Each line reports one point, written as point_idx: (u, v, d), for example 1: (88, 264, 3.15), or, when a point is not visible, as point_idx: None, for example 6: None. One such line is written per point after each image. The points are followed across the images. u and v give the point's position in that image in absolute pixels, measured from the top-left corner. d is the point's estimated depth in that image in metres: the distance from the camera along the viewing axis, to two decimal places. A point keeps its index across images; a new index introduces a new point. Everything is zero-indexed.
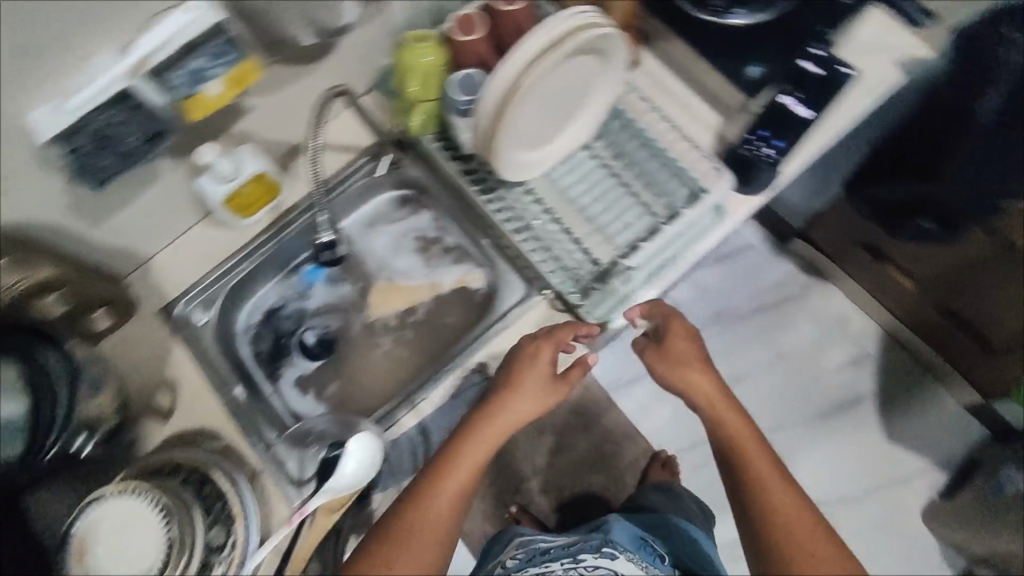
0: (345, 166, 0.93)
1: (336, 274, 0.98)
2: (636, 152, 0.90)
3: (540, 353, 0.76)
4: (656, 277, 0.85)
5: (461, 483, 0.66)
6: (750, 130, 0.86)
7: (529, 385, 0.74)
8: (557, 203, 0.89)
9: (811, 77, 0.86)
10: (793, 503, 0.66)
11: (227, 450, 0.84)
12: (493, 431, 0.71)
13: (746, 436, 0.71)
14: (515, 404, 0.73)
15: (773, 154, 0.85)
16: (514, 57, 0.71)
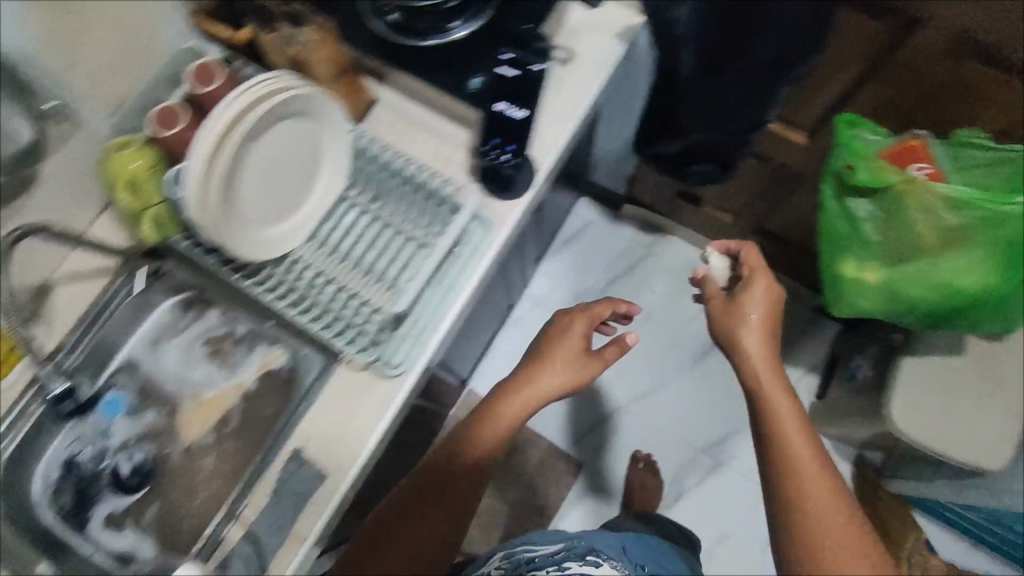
0: (104, 296, 0.91)
1: (135, 404, 0.92)
2: (391, 189, 0.88)
3: (569, 324, 0.84)
4: (445, 307, 0.86)
5: (478, 457, 0.77)
6: (483, 142, 0.87)
7: (562, 355, 0.82)
8: (329, 266, 0.87)
9: (510, 80, 0.87)
10: (841, 501, 0.63)
11: None
12: (523, 399, 0.80)
13: (790, 424, 0.68)
14: (544, 376, 0.81)
15: (510, 157, 0.87)
16: (203, 133, 0.68)
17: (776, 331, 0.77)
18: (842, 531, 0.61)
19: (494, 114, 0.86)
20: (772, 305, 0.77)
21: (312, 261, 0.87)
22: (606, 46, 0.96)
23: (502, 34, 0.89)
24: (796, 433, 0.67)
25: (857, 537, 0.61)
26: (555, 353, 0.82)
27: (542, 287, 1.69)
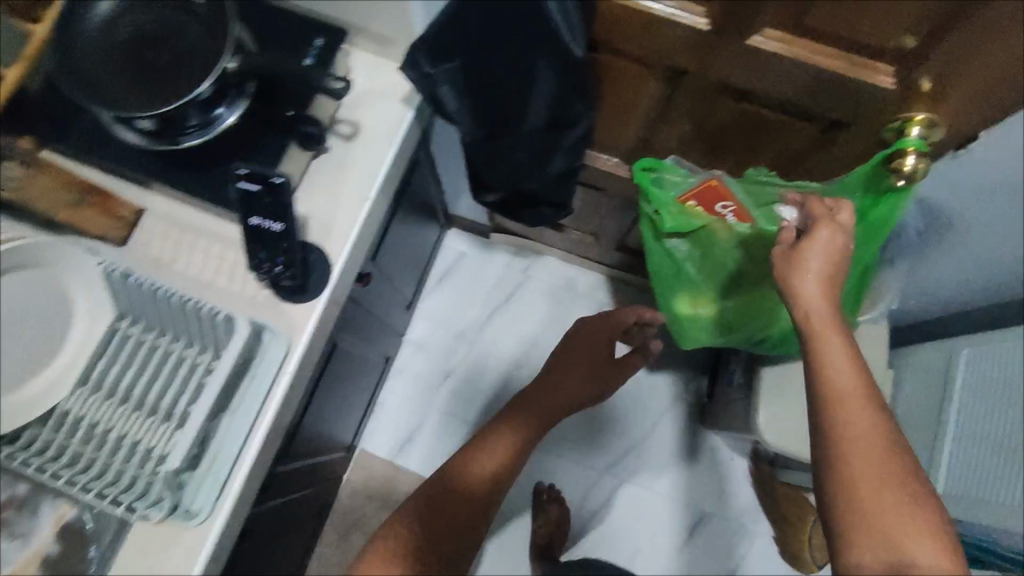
0: None
1: None
2: (165, 316, 0.79)
3: (591, 328, 1.12)
4: (246, 434, 0.80)
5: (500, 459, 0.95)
6: (252, 257, 0.79)
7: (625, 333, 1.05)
8: (102, 413, 0.77)
9: (254, 196, 0.77)
10: (879, 445, 0.60)
11: None
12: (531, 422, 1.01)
13: (837, 359, 0.64)
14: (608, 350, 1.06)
15: (282, 267, 0.78)
16: None
17: (838, 283, 0.70)
18: (871, 462, 0.59)
19: (253, 228, 0.78)
20: (836, 250, 0.70)
21: (82, 412, 0.76)
22: (394, 115, 0.88)
23: (257, 140, 0.83)
24: (844, 362, 0.64)
25: (884, 499, 0.58)
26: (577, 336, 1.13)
27: (421, 331, 1.63)
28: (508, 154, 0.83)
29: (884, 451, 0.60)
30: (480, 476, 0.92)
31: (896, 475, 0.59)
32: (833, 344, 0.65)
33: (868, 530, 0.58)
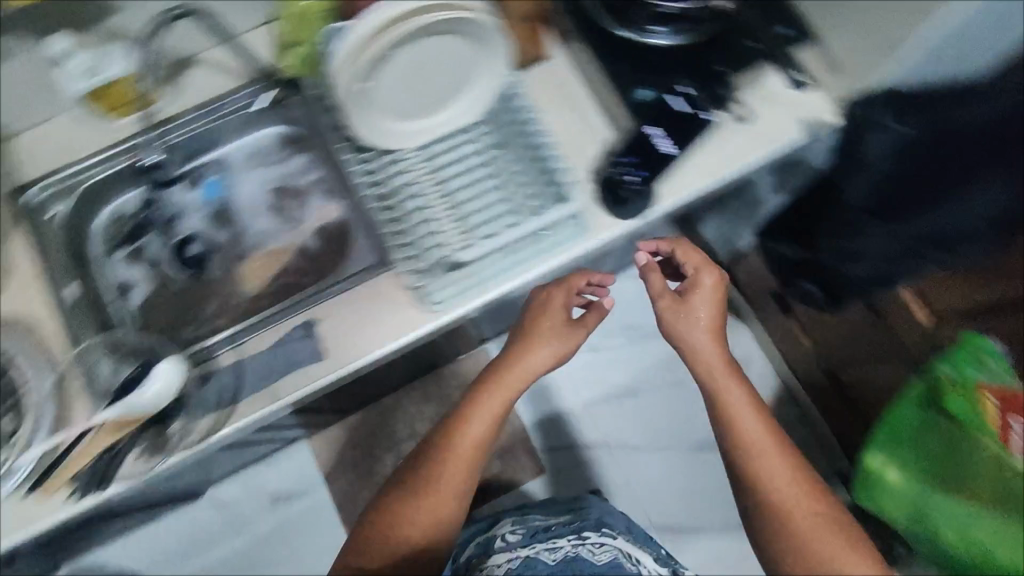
0: (220, 99, 0.92)
1: (221, 206, 0.97)
2: (516, 151, 0.88)
3: (551, 298, 0.83)
4: (505, 276, 0.83)
5: (475, 436, 0.77)
6: (617, 155, 0.85)
7: (547, 329, 0.82)
8: (424, 178, 0.86)
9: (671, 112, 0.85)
10: (786, 462, 0.71)
11: (43, 347, 0.84)
12: (507, 378, 0.80)
13: (740, 405, 0.74)
14: (537, 350, 0.81)
15: (638, 180, 0.83)
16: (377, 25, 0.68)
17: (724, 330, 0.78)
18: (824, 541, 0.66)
19: (644, 135, 0.84)
20: (720, 303, 0.78)
21: (415, 167, 0.86)
22: (784, 124, 0.88)
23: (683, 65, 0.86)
24: (753, 419, 0.73)
25: (790, 494, 0.69)
26: (539, 324, 0.82)
27: None
28: (877, 231, 0.92)
29: (765, 469, 0.70)
30: (538, 366, 0.81)
31: (807, 475, 0.71)
32: (725, 410, 0.74)
33: (786, 534, 0.68)
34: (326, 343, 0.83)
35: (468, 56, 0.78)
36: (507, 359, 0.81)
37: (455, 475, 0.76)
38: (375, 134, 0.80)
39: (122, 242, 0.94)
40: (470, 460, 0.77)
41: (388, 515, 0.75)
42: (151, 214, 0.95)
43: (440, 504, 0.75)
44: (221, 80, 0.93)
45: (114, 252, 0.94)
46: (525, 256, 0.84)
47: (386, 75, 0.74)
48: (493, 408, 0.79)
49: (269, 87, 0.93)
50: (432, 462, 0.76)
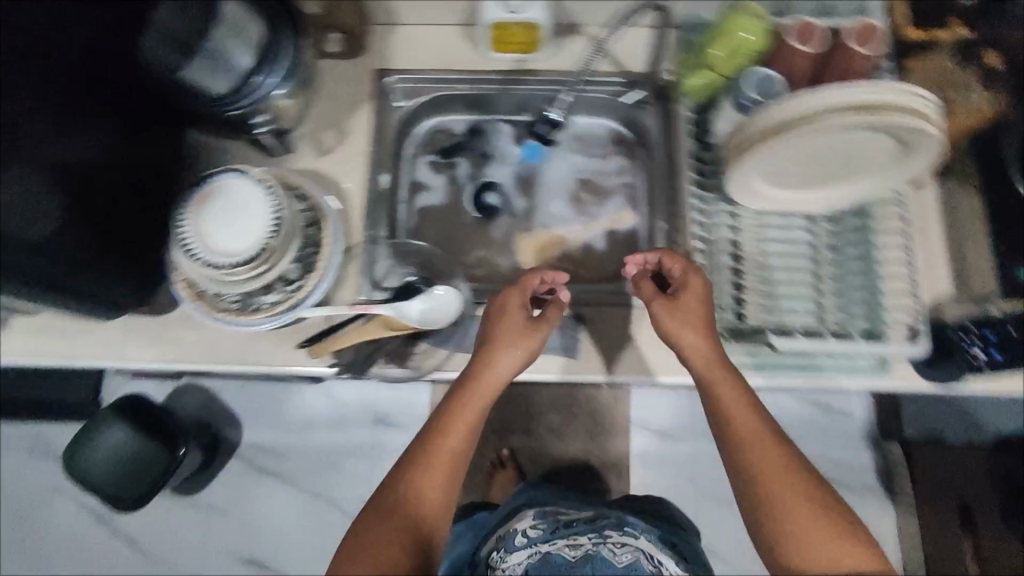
0: (590, 77, 0.93)
1: (528, 167, 1.01)
2: (849, 260, 0.84)
3: (507, 299, 0.79)
4: (782, 372, 0.82)
5: (452, 443, 0.72)
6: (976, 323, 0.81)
7: (509, 324, 0.77)
8: (748, 244, 0.85)
9: None
10: (797, 477, 0.69)
11: (342, 218, 0.88)
12: (483, 387, 0.75)
13: (735, 400, 0.72)
14: (501, 356, 0.76)
15: (984, 359, 0.80)
16: (801, 99, 0.66)
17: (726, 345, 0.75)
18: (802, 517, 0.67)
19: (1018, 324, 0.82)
20: (705, 301, 0.75)
21: (742, 229, 0.86)
22: None
23: None
24: (745, 408, 0.71)
25: (801, 507, 0.67)
26: (503, 322, 0.77)
27: None
28: None
29: (788, 482, 0.68)
30: (506, 369, 0.75)
31: (803, 476, 0.69)
32: (713, 388, 0.73)
33: (800, 542, 0.67)
34: (584, 346, 0.84)
35: (875, 163, 0.76)
36: (480, 372, 0.75)
37: (431, 483, 0.70)
38: (741, 191, 0.80)
39: (436, 156, 0.99)
40: (453, 469, 0.72)
41: (394, 500, 0.69)
42: (473, 141, 0.98)
43: (442, 502, 0.71)
44: (598, 57, 0.94)
45: (423, 161, 0.99)
46: (810, 364, 0.82)
47: (800, 146, 0.72)
48: (466, 425, 0.73)
49: (644, 87, 0.92)
50: (428, 463, 0.71)
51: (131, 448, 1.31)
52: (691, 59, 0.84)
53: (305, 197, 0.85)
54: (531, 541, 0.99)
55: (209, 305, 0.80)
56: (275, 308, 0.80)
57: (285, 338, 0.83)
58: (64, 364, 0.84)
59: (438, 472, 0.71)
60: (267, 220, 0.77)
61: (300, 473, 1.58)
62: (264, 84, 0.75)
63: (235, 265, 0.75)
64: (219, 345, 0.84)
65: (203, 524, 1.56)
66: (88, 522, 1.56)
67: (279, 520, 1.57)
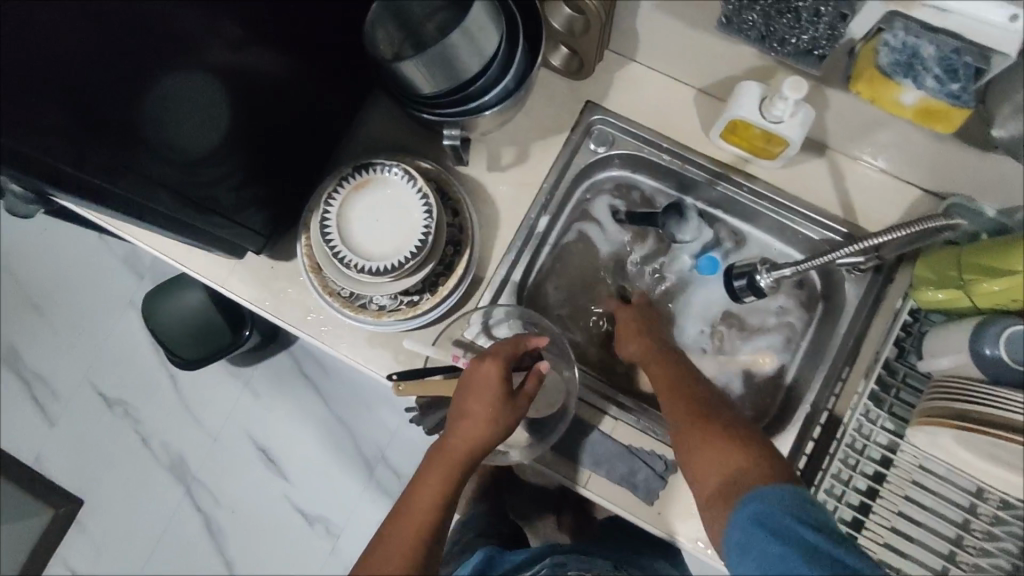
0: (811, 211, 0.80)
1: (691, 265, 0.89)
2: (997, 559, 0.70)
3: (480, 376, 0.67)
4: None
5: (455, 446, 0.67)
6: None
7: (474, 411, 0.66)
8: (895, 480, 0.73)
9: None
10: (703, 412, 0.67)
11: (484, 244, 0.82)
12: (454, 451, 0.66)
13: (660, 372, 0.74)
14: (472, 429, 0.66)
15: None
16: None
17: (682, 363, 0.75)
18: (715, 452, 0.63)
19: None
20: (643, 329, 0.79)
21: (897, 462, 0.73)
22: None
23: None
24: (665, 373, 0.74)
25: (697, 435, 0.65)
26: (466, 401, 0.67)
27: None
28: None
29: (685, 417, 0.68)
30: (485, 432, 0.66)
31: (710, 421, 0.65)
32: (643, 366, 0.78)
33: (704, 465, 0.63)
34: (664, 497, 0.75)
35: None
36: (451, 434, 0.67)
37: (427, 486, 0.66)
38: (922, 438, 0.68)
39: (616, 209, 0.90)
40: (428, 513, 0.65)
41: (392, 521, 0.66)
42: (667, 220, 0.83)
43: (407, 551, 0.63)
44: (830, 194, 0.80)
45: (588, 211, 0.90)
46: None
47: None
48: (453, 450, 0.67)
49: (870, 258, 0.75)
50: (401, 522, 0.65)
51: (206, 312, 1.36)
52: (944, 263, 0.69)
53: (456, 212, 0.78)
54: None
55: (319, 280, 0.77)
56: (383, 313, 0.77)
57: (380, 344, 0.80)
58: (176, 266, 0.84)
59: (436, 476, 0.66)
60: (415, 233, 0.70)
61: (336, 395, 1.60)
62: (477, 99, 0.69)
63: (368, 270, 0.69)
64: (317, 318, 0.81)
65: (236, 397, 1.62)
66: (142, 346, 1.65)
67: (300, 427, 1.60)
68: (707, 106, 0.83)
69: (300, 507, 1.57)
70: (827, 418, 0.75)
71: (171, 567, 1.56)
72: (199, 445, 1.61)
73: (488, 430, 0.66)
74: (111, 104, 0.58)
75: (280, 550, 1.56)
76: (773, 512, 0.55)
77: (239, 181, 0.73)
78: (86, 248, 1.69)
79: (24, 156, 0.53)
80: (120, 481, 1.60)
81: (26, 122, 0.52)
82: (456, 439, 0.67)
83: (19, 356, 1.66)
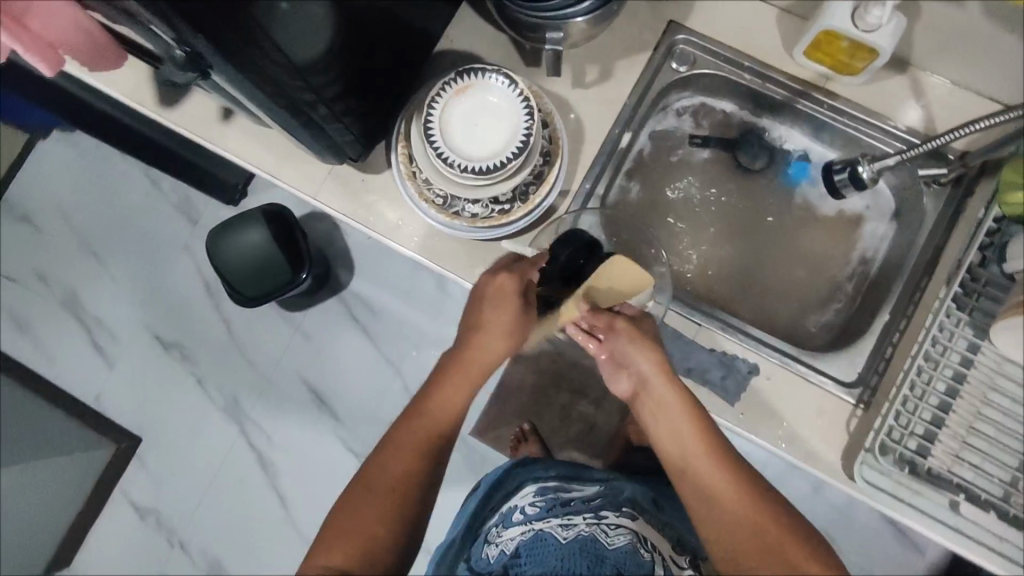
0: (892, 127, 0.82)
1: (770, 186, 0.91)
2: None
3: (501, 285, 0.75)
4: (949, 531, 0.72)
5: (471, 372, 0.77)
6: None
7: (495, 324, 0.76)
8: (973, 381, 0.75)
9: None
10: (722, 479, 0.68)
11: (571, 158, 0.84)
12: (466, 374, 0.77)
13: (683, 421, 0.70)
14: (486, 348, 0.76)
15: None
16: None
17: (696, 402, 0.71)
18: (732, 541, 0.65)
19: None
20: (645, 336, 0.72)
21: (978, 364, 0.75)
22: None
23: None
24: (691, 424, 0.70)
25: (755, 519, 0.65)
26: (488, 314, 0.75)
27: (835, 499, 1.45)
28: None
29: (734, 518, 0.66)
30: (500, 344, 0.77)
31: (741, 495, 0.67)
32: (648, 411, 0.73)
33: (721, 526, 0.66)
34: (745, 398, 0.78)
35: None
36: (468, 352, 0.77)
37: (436, 412, 0.75)
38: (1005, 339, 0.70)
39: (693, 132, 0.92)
40: (434, 430, 0.74)
41: (395, 441, 0.73)
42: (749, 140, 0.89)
43: (413, 460, 0.72)
44: (910, 110, 0.82)
45: (664, 133, 0.92)
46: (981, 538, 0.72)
47: None
48: (461, 385, 0.77)
49: (954, 169, 0.78)
50: (407, 436, 0.74)
51: (268, 250, 1.40)
52: None
53: (547, 122, 0.80)
54: (528, 523, 0.85)
55: (411, 186, 0.79)
56: (476, 221, 0.79)
57: (469, 253, 0.83)
58: (268, 179, 0.87)
59: (446, 402, 0.76)
60: (516, 137, 0.73)
61: (387, 339, 1.64)
62: (573, 6, 0.71)
63: (470, 170, 0.72)
64: (407, 229, 0.84)
65: (288, 340, 1.66)
66: (196, 289, 1.69)
67: (349, 370, 1.64)
68: (789, 25, 0.84)
69: (351, 446, 1.62)
70: (899, 338, 0.78)
71: (225, 501, 1.62)
72: (252, 387, 1.65)
73: (494, 348, 0.77)
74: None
75: (332, 486, 1.61)
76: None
77: (341, 85, 0.75)
78: (139, 194, 1.73)
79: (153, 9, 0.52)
80: (176, 418, 1.65)
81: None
82: (463, 362, 0.77)
83: (75, 300, 1.71)
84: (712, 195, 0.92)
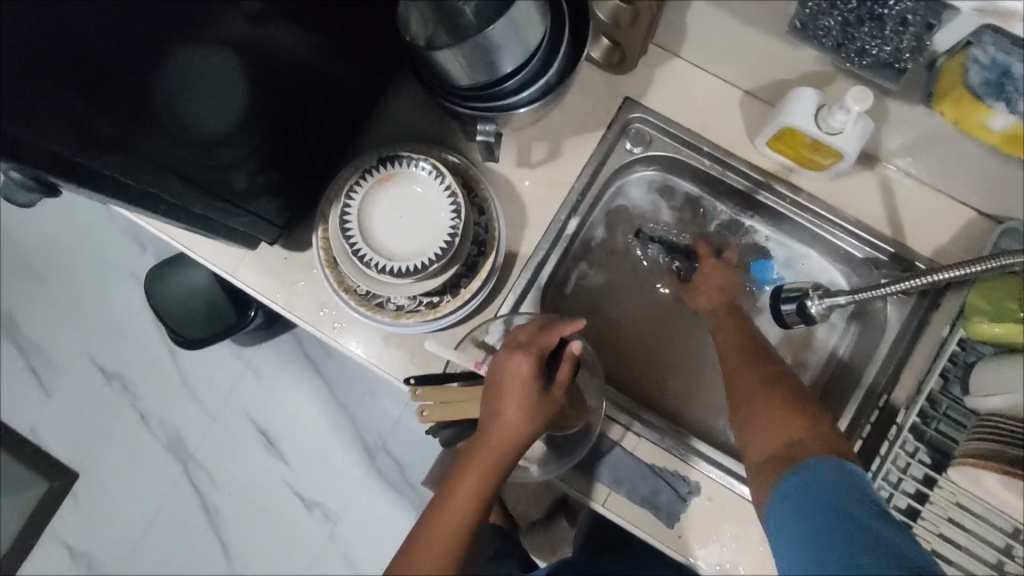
0: (855, 227, 0.76)
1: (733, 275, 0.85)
2: None
3: (516, 367, 0.62)
4: None
5: (499, 451, 0.61)
6: None
7: (518, 399, 0.62)
8: (932, 517, 0.68)
9: None
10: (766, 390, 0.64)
11: (512, 244, 0.77)
12: (494, 455, 0.61)
13: (735, 340, 0.73)
14: (513, 423, 0.61)
15: None
16: None
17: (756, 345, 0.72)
18: (762, 435, 0.60)
19: None
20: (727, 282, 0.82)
21: (933, 499, 0.68)
22: None
23: None
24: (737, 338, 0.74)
25: (778, 413, 0.60)
26: (506, 395, 0.62)
27: None
28: None
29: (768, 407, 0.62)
30: (525, 423, 0.62)
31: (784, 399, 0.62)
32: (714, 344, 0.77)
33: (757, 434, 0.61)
34: (685, 519, 0.72)
35: None
36: (492, 427, 0.62)
37: (460, 501, 0.60)
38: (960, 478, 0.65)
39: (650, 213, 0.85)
40: (461, 522, 0.60)
41: (418, 541, 0.59)
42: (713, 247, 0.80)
43: (439, 568, 0.58)
44: (877, 210, 0.76)
45: (617, 212, 0.85)
46: None
47: None
48: (483, 463, 0.61)
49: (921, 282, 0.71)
50: (430, 531, 0.59)
51: (210, 291, 1.32)
52: (1003, 293, 0.65)
53: (484, 209, 0.74)
54: None
55: (335, 275, 0.73)
56: (401, 314, 0.73)
57: (396, 344, 0.76)
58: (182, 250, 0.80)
59: (471, 488, 0.61)
60: (441, 233, 0.68)
61: (342, 379, 1.57)
62: (511, 96, 0.64)
63: (390, 270, 0.67)
64: (330, 314, 0.77)
65: (237, 376, 1.59)
66: (142, 320, 1.61)
67: (300, 411, 1.57)
68: (753, 111, 0.78)
69: (299, 492, 1.55)
70: None
71: (165, 543, 1.55)
72: (198, 424, 1.58)
73: (521, 428, 0.62)
74: (115, 72, 0.50)
75: (280, 533, 1.54)
76: (820, 480, 0.52)
77: (255, 166, 0.68)
78: (87, 215, 1.64)
79: (13, 141, 0.44)
80: (116, 456, 1.57)
81: (29, 104, 0.45)
82: (490, 442, 0.62)
83: (16, 324, 1.62)
84: (668, 281, 0.85)
